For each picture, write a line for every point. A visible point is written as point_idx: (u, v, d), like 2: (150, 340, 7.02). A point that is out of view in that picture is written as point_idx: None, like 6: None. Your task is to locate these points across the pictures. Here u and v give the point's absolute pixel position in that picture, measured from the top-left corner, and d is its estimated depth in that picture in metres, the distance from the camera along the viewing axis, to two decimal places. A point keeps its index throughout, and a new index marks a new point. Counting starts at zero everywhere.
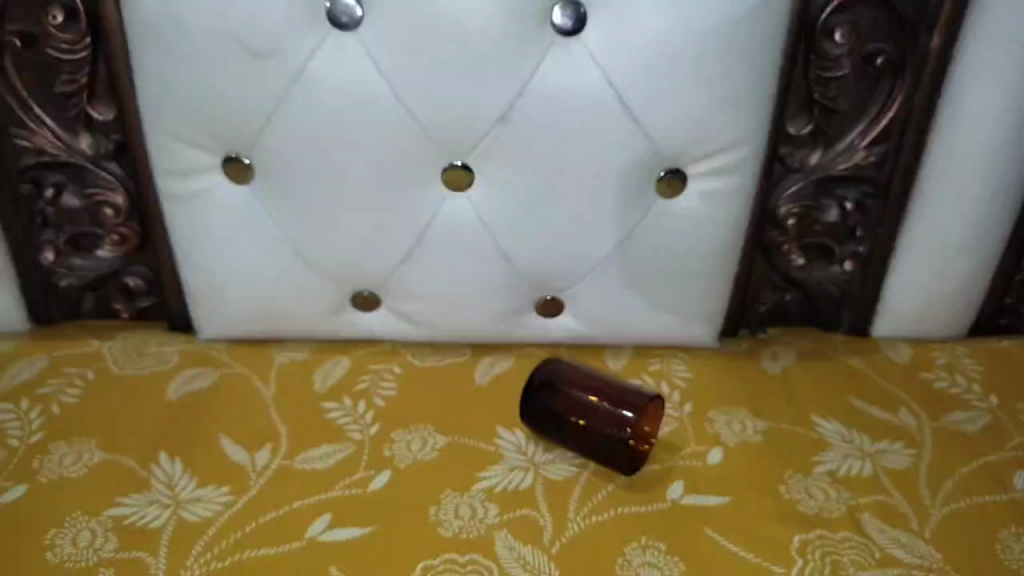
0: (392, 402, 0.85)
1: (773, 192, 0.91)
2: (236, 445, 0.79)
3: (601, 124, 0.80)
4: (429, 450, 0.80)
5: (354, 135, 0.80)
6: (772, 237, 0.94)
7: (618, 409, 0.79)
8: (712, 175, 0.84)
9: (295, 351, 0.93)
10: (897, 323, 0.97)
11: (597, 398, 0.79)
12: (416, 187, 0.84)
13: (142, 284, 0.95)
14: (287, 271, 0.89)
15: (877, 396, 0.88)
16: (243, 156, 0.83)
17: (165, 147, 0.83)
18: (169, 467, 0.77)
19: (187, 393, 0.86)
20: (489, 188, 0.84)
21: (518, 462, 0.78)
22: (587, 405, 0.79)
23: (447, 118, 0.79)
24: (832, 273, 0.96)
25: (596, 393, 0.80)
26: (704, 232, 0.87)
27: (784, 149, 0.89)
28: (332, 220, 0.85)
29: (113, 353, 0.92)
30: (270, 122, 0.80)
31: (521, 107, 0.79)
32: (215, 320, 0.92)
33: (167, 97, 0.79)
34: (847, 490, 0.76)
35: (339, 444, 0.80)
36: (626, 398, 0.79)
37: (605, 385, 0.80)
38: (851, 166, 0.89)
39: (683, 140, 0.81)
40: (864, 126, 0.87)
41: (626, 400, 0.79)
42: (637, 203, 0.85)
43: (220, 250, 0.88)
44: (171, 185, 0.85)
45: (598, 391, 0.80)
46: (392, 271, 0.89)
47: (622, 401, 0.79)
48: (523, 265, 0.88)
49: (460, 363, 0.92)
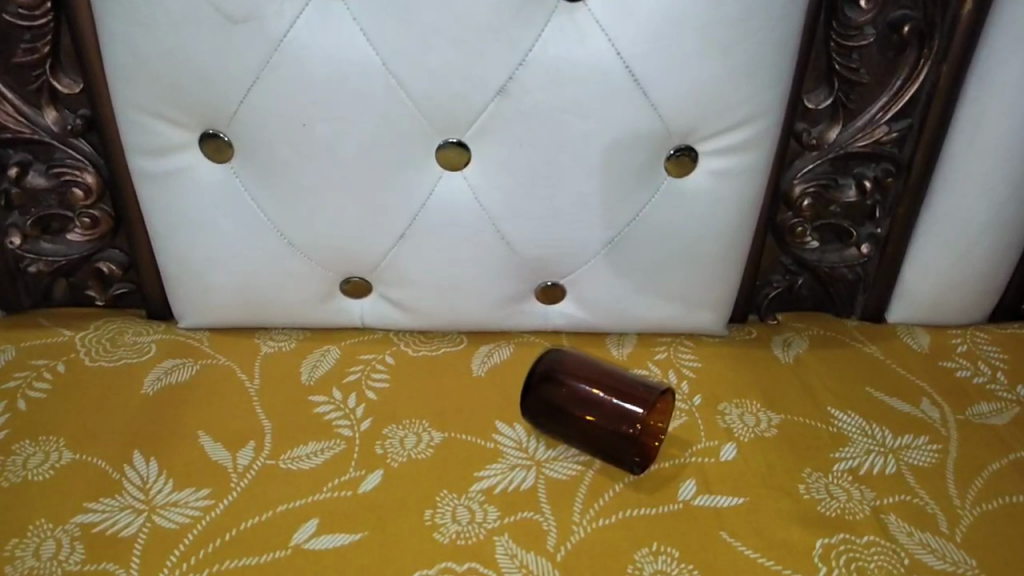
0: (384, 395, 0.80)
1: (787, 170, 0.86)
2: (216, 443, 0.74)
3: (608, 97, 0.74)
4: (424, 448, 0.75)
5: (342, 110, 0.74)
6: (785, 219, 0.89)
7: (624, 405, 0.73)
8: (724, 153, 0.78)
9: (282, 341, 0.88)
10: (915, 309, 0.92)
11: (602, 393, 0.74)
12: (408, 166, 0.78)
13: (117, 270, 0.89)
14: (271, 255, 0.84)
15: (897, 386, 0.83)
16: (220, 133, 0.77)
17: (136, 123, 0.77)
18: (144, 468, 0.72)
19: (164, 387, 0.80)
20: (487, 168, 0.78)
21: (520, 459, 0.73)
22: (592, 400, 0.74)
23: (441, 91, 0.73)
24: (847, 256, 0.91)
25: (601, 387, 0.74)
26: (715, 214, 0.82)
27: (800, 124, 0.83)
28: (319, 202, 0.80)
29: (86, 343, 0.86)
30: (249, 96, 0.74)
31: (521, 79, 0.73)
32: (196, 307, 0.87)
33: (138, 68, 0.73)
34: (869, 489, 0.71)
35: (328, 441, 0.75)
36: (633, 393, 0.73)
37: (611, 377, 0.75)
38: (871, 143, 0.84)
39: (696, 116, 0.76)
40: (886, 99, 0.82)
41: (633, 395, 0.73)
42: (644, 184, 0.80)
43: (200, 235, 0.82)
44: (144, 164, 0.79)
45: (604, 386, 0.74)
46: (384, 256, 0.84)
47: (629, 396, 0.73)
48: (522, 250, 0.83)
49: (455, 353, 0.87)
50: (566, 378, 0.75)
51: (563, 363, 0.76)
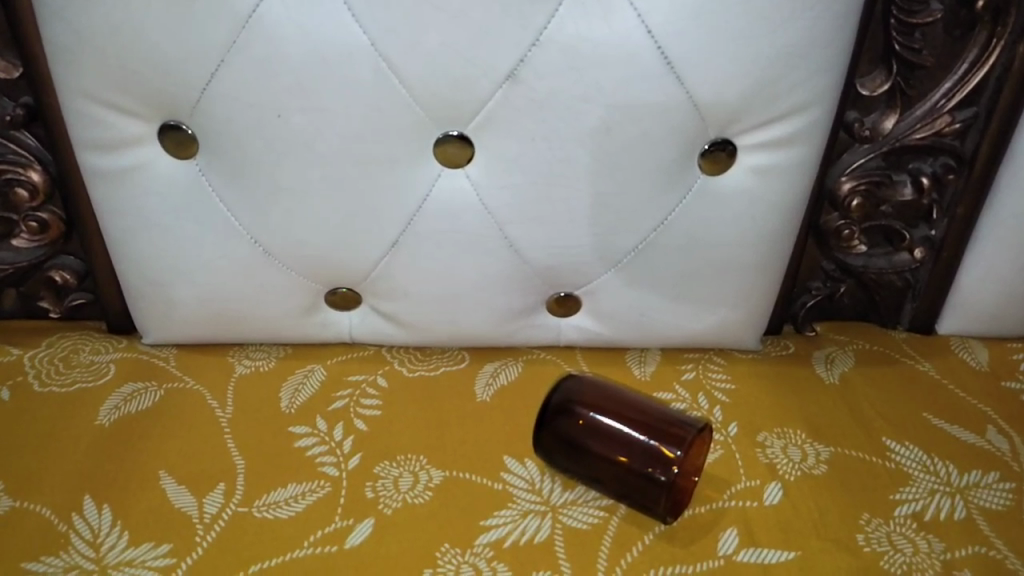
0: (376, 425, 0.70)
1: (834, 166, 0.76)
2: (180, 486, 0.64)
3: (635, 84, 0.63)
4: (421, 490, 0.65)
5: (323, 98, 0.63)
6: (829, 220, 0.78)
7: (659, 447, 0.63)
8: (768, 147, 0.68)
9: (259, 359, 0.78)
10: (970, 320, 0.82)
11: (634, 431, 0.64)
12: (401, 165, 0.68)
13: (71, 279, 0.79)
14: (245, 264, 0.73)
15: (957, 412, 0.74)
16: (183, 125, 0.66)
17: (85, 114, 0.66)
18: (95, 518, 0.62)
19: (123, 417, 0.70)
20: (493, 165, 0.68)
21: (533, 504, 0.63)
22: (621, 439, 0.64)
23: (440, 76, 0.63)
24: (897, 261, 0.81)
25: (632, 424, 0.64)
26: (754, 217, 0.71)
27: (851, 113, 0.73)
28: (299, 204, 0.69)
29: (36, 364, 0.76)
30: (214, 82, 0.63)
31: (534, 61, 0.62)
32: (163, 322, 0.77)
33: (83, 49, 0.62)
34: (938, 540, 0.62)
35: (312, 482, 0.65)
36: (670, 432, 0.63)
37: (643, 413, 0.64)
38: (931, 135, 0.73)
39: (737, 105, 0.65)
40: (951, 84, 0.71)
41: (669, 435, 0.63)
42: (674, 183, 0.69)
43: (163, 242, 0.72)
44: (96, 161, 0.68)
45: (637, 423, 0.64)
46: (375, 265, 0.73)
47: (665, 436, 0.63)
48: (532, 258, 0.73)
49: (456, 373, 0.77)
50: (589, 411, 0.65)
51: (587, 394, 0.65)
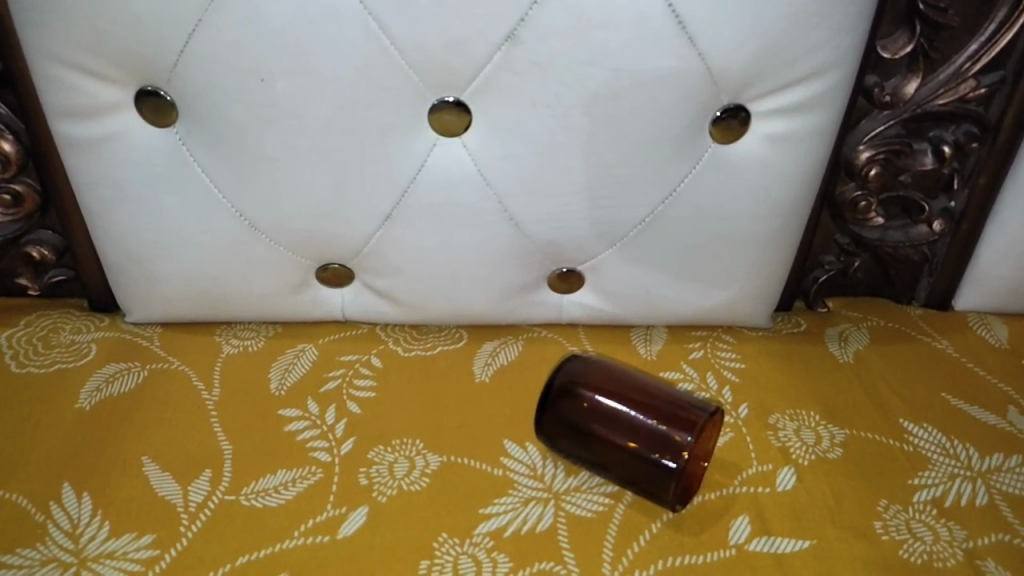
0: (370, 408, 0.67)
1: (851, 134, 0.72)
2: (164, 474, 0.61)
3: (644, 45, 0.59)
4: (418, 477, 0.62)
5: (310, 62, 0.59)
6: (845, 191, 0.74)
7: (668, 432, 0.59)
8: (784, 114, 0.64)
9: (248, 339, 0.74)
10: (988, 295, 0.79)
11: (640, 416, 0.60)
12: (394, 133, 0.64)
13: (50, 255, 0.75)
14: (231, 238, 0.70)
15: (977, 392, 0.71)
16: (160, 91, 0.62)
17: (55, 79, 0.61)
18: (74, 507, 0.59)
19: (104, 400, 0.67)
20: (492, 133, 0.64)
21: (535, 491, 0.61)
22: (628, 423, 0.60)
23: (435, 38, 0.59)
24: (914, 235, 0.78)
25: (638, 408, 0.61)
26: (767, 189, 0.67)
27: (870, 78, 0.69)
28: (286, 176, 0.65)
29: (14, 344, 0.72)
30: (192, 43, 0.59)
31: (536, 21, 0.58)
32: (146, 300, 0.73)
33: (50, 8, 0.58)
34: (959, 527, 0.59)
35: (303, 468, 0.62)
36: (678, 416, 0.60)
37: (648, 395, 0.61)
38: (954, 101, 0.70)
39: (751, 68, 0.61)
40: (978, 47, 0.67)
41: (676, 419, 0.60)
42: (684, 153, 0.65)
43: (144, 216, 0.68)
44: (69, 130, 0.64)
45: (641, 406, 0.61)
46: (367, 240, 0.70)
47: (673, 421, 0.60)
48: (533, 232, 0.69)
49: (454, 352, 0.74)
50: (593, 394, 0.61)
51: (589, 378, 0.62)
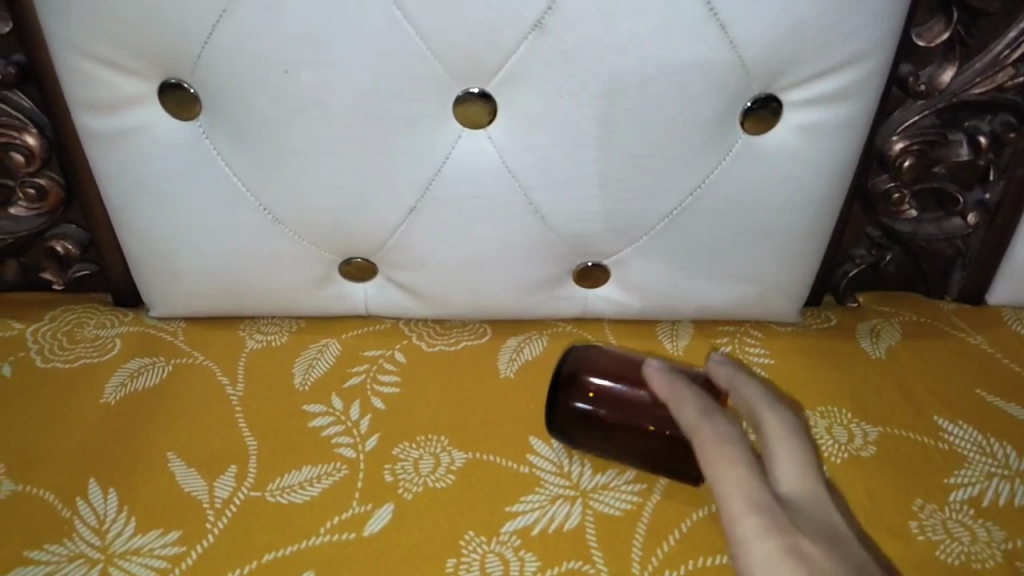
0: (394, 404, 0.67)
1: (884, 125, 0.70)
2: (189, 469, 0.61)
3: (674, 33, 0.57)
4: (443, 474, 0.61)
5: (333, 53, 0.58)
6: (878, 183, 0.73)
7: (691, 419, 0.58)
8: (817, 104, 0.62)
9: (271, 334, 0.74)
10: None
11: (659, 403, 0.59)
12: (419, 126, 0.63)
13: (74, 250, 0.75)
14: (254, 233, 0.69)
15: (1013, 391, 0.69)
16: (184, 83, 0.62)
17: (79, 72, 0.61)
18: (100, 502, 0.59)
19: (128, 395, 0.67)
20: (518, 125, 0.63)
21: (562, 489, 0.60)
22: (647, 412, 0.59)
23: (460, 27, 0.58)
24: (947, 227, 0.76)
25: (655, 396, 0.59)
26: (799, 181, 0.66)
27: (904, 67, 0.67)
28: (309, 170, 0.65)
29: (39, 339, 0.72)
30: (216, 35, 0.58)
31: (564, 9, 0.56)
32: (170, 295, 0.73)
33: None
34: (998, 528, 0.58)
35: (328, 465, 0.62)
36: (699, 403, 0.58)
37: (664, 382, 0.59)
38: (991, 90, 0.68)
39: (783, 57, 0.59)
40: (1016, 34, 0.66)
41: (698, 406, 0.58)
42: (714, 144, 0.64)
43: (166, 210, 0.68)
44: (93, 123, 0.64)
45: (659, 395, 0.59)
46: (391, 234, 0.69)
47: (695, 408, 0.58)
48: (559, 226, 0.68)
49: (477, 348, 0.73)
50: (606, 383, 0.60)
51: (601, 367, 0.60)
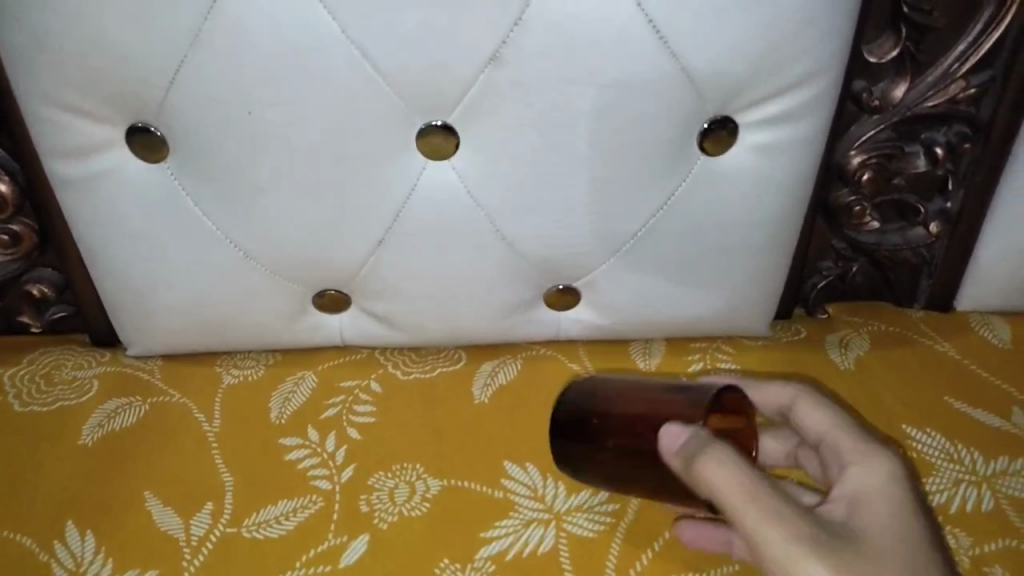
0: (369, 434, 0.68)
1: (841, 140, 0.71)
2: (165, 507, 0.63)
3: (627, 62, 0.59)
4: (418, 502, 0.63)
5: (295, 92, 0.59)
6: (839, 197, 0.74)
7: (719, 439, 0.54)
8: (772, 124, 0.64)
9: (247, 368, 0.75)
10: (989, 295, 0.79)
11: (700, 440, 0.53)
12: (384, 159, 0.64)
13: (51, 292, 0.76)
14: (226, 269, 0.70)
15: (980, 394, 0.71)
16: (151, 127, 0.63)
17: (47, 119, 0.62)
18: (78, 543, 0.61)
19: (106, 436, 0.68)
20: (480, 155, 0.64)
21: (536, 513, 0.62)
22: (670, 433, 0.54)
23: (417, 63, 0.59)
24: (911, 237, 0.77)
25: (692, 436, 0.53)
26: (760, 198, 0.67)
27: (857, 83, 0.69)
28: (277, 206, 0.66)
29: (17, 383, 0.73)
30: (178, 80, 0.59)
31: (518, 42, 0.58)
32: (145, 334, 0.74)
33: (38, 51, 0.58)
34: (965, 534, 0.62)
35: (304, 498, 0.64)
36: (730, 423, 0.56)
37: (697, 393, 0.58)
38: (944, 102, 0.69)
39: (736, 80, 0.61)
40: (965, 47, 0.67)
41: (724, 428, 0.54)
42: (674, 166, 0.65)
43: (138, 250, 0.68)
44: (63, 169, 0.65)
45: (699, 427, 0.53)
46: (362, 265, 0.70)
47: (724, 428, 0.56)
48: (527, 251, 0.69)
49: (452, 374, 0.74)
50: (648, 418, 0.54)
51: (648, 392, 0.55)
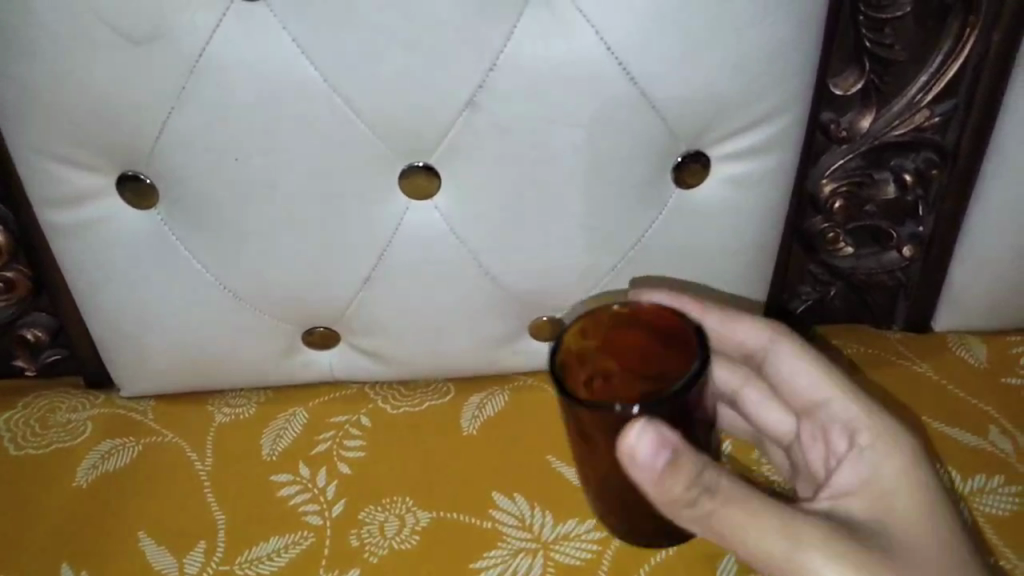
0: (360, 468, 0.69)
1: (813, 169, 0.74)
2: (159, 547, 0.65)
3: (599, 101, 0.61)
4: (408, 535, 0.65)
5: (280, 138, 0.61)
6: (813, 224, 0.77)
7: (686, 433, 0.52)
8: (742, 156, 0.66)
9: (239, 407, 0.76)
10: (966, 316, 0.80)
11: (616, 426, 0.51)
12: (368, 198, 0.65)
13: (44, 336, 0.77)
14: (216, 310, 0.72)
15: (957, 413, 0.73)
16: (141, 174, 0.65)
17: (40, 170, 0.64)
18: None
19: (100, 477, 0.69)
20: (461, 194, 0.66)
21: (524, 542, 0.64)
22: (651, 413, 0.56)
23: (397, 108, 0.61)
24: (886, 261, 0.79)
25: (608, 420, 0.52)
26: (734, 228, 0.69)
27: (825, 114, 0.71)
28: (265, 248, 0.67)
29: (12, 427, 0.74)
30: (166, 130, 0.61)
31: (493, 86, 0.60)
32: (138, 375, 0.75)
33: (31, 106, 0.60)
34: None
35: (295, 533, 0.65)
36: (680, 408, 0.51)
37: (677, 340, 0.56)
38: (910, 130, 0.71)
39: (705, 116, 0.63)
40: (927, 78, 0.69)
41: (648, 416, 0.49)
42: (650, 200, 0.67)
43: (130, 294, 0.70)
44: (56, 218, 0.66)
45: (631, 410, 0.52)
46: (350, 302, 0.72)
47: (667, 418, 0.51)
48: (510, 285, 0.71)
49: (441, 407, 0.75)
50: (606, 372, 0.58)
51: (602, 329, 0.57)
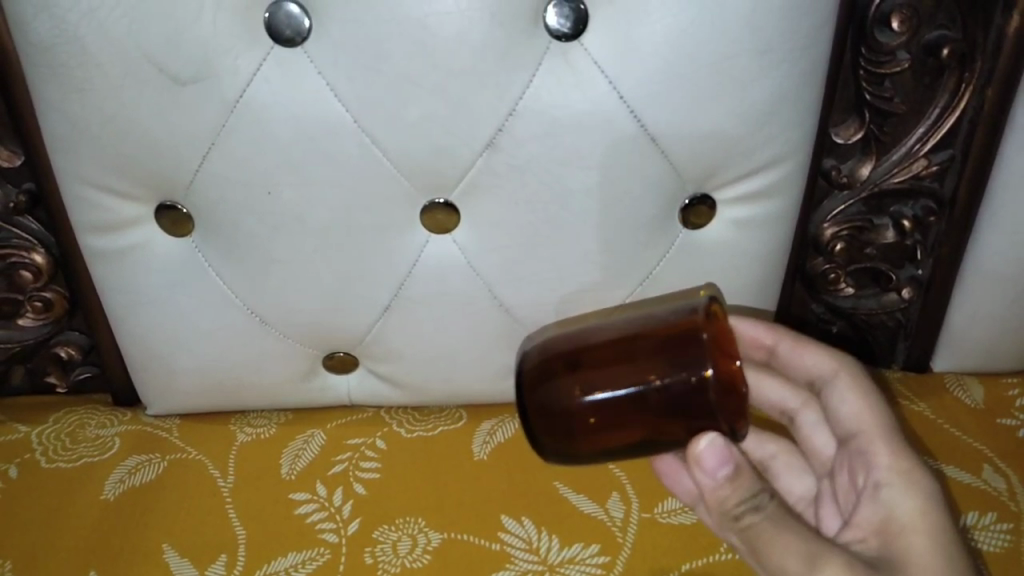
0: (374, 489, 0.72)
1: (816, 212, 0.77)
2: (182, 559, 0.68)
3: (612, 145, 0.64)
4: (420, 554, 0.67)
5: (310, 173, 0.65)
6: (816, 265, 0.80)
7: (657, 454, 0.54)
8: (746, 201, 0.70)
9: (260, 427, 0.79)
10: (962, 358, 0.82)
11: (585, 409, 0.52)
12: (390, 232, 0.69)
13: (76, 353, 0.81)
14: (243, 333, 0.75)
15: (955, 452, 0.76)
16: (178, 204, 0.69)
17: (83, 198, 0.68)
18: None
19: (127, 490, 0.73)
20: (478, 231, 0.69)
21: (531, 564, 0.66)
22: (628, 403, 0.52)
23: (421, 147, 0.65)
24: (886, 302, 0.82)
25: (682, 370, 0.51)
26: (738, 267, 0.73)
27: (827, 161, 0.75)
28: (292, 276, 0.71)
29: (44, 441, 0.78)
30: (205, 164, 0.65)
31: (512, 130, 0.64)
32: (165, 394, 0.78)
33: (78, 139, 0.65)
34: None
35: (311, 550, 0.68)
36: (660, 438, 0.53)
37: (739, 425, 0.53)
38: (908, 179, 0.75)
39: (711, 161, 0.67)
40: (924, 130, 0.72)
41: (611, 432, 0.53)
42: (658, 238, 0.71)
43: (162, 316, 0.74)
44: (96, 243, 0.70)
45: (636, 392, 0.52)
46: (369, 330, 0.75)
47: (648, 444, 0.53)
48: (522, 316, 0.74)
49: (453, 432, 0.78)
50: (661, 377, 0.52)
51: (698, 342, 0.51)
